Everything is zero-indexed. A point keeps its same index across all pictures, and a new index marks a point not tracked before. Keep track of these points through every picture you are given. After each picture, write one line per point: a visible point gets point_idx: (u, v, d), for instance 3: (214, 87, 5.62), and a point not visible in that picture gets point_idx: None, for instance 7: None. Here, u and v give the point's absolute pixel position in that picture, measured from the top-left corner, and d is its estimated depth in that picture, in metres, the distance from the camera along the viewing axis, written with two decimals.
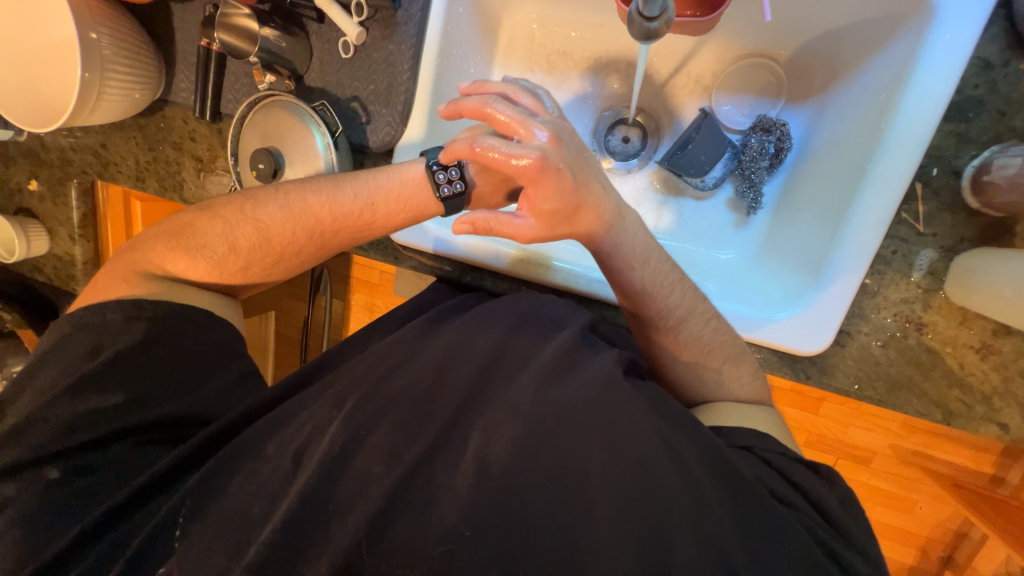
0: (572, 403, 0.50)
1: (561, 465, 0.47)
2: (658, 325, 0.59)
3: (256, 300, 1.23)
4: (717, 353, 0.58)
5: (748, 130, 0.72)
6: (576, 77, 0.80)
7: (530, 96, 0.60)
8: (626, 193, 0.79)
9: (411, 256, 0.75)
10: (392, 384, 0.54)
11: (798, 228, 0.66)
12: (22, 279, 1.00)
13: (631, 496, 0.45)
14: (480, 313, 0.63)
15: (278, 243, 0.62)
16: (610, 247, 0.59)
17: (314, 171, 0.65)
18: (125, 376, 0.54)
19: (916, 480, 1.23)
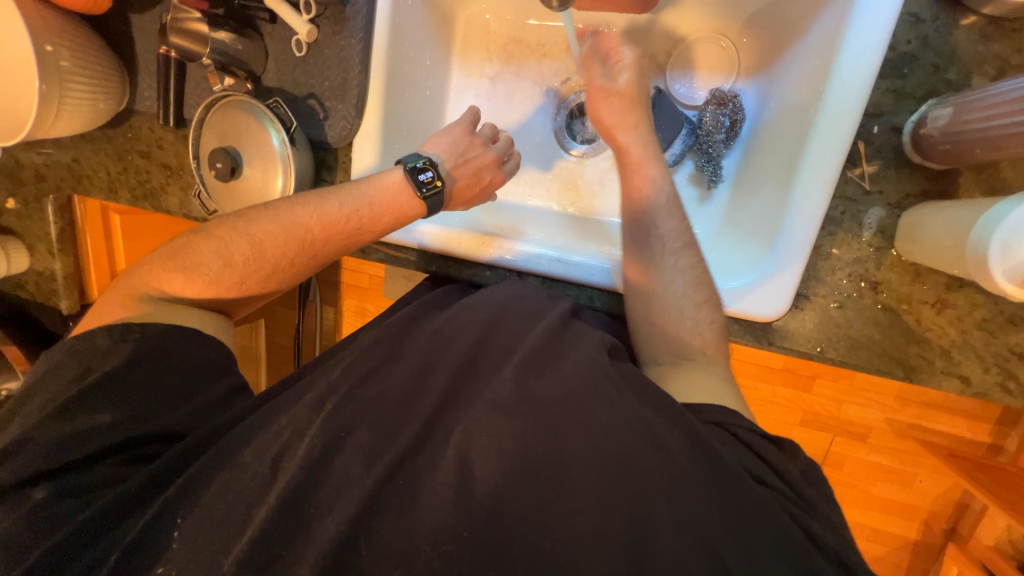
0: (553, 394, 0.49)
1: (547, 460, 0.45)
2: (653, 243, 0.63)
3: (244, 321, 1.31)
4: (703, 290, 0.60)
5: (703, 104, 0.73)
6: (534, 66, 0.81)
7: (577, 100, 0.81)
8: (590, 177, 0.81)
9: (378, 249, 0.76)
10: (371, 387, 0.53)
11: (757, 198, 0.67)
12: (6, 298, 1.01)
13: (604, 484, 0.44)
14: (458, 313, 0.62)
15: (269, 252, 0.62)
16: (638, 157, 0.66)
17: (271, 166, 0.66)
18: (113, 393, 0.55)
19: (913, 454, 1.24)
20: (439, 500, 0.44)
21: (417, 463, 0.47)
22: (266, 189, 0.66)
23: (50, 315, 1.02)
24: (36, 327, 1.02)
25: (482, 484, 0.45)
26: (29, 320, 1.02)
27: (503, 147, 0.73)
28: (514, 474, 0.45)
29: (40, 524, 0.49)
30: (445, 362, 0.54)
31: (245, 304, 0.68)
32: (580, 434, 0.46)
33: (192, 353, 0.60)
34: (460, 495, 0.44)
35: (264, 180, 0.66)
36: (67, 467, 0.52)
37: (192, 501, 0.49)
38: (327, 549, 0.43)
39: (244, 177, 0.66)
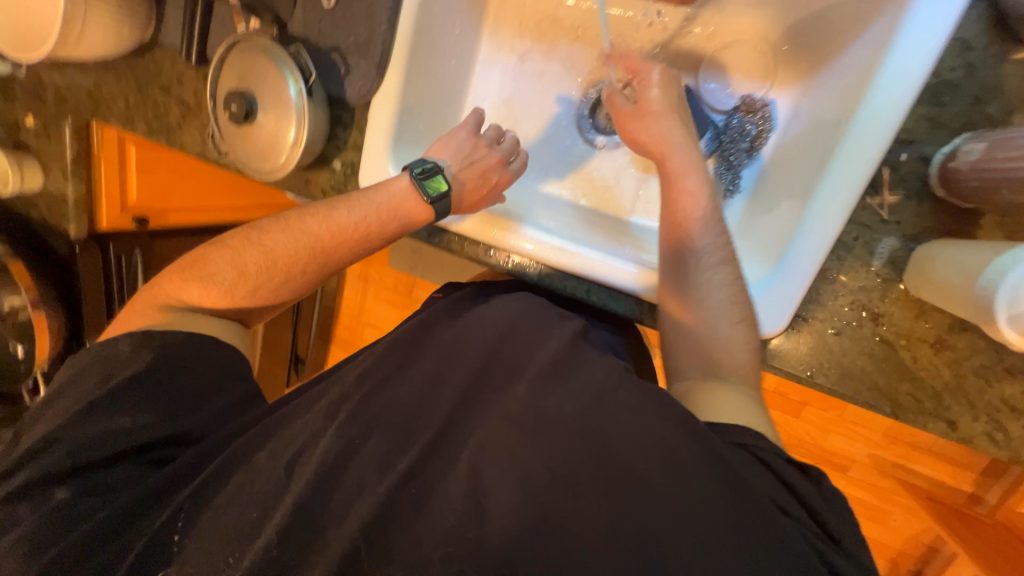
0: (573, 417, 0.45)
1: (560, 480, 0.41)
2: (690, 256, 0.58)
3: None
4: (739, 310, 0.56)
5: (732, 111, 0.71)
6: (563, 50, 0.79)
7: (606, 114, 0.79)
8: (604, 171, 0.80)
9: None
10: (385, 395, 0.52)
11: (772, 215, 0.65)
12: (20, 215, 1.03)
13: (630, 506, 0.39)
14: (472, 321, 0.60)
15: (282, 258, 0.62)
16: (676, 166, 0.61)
17: (285, 116, 0.65)
18: (134, 395, 0.56)
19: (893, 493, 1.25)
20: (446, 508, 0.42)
21: (429, 470, 0.45)
22: (278, 139, 0.66)
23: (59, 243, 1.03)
24: (45, 247, 1.04)
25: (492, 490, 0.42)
26: (40, 246, 1.04)
27: (509, 147, 0.71)
28: (521, 480, 0.42)
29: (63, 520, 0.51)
30: (458, 370, 0.53)
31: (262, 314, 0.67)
32: (594, 449, 0.42)
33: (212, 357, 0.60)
34: (459, 493, 0.42)
35: (276, 131, 0.66)
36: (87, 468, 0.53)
37: (206, 503, 0.51)
38: (339, 552, 0.41)
39: (257, 124, 0.65)
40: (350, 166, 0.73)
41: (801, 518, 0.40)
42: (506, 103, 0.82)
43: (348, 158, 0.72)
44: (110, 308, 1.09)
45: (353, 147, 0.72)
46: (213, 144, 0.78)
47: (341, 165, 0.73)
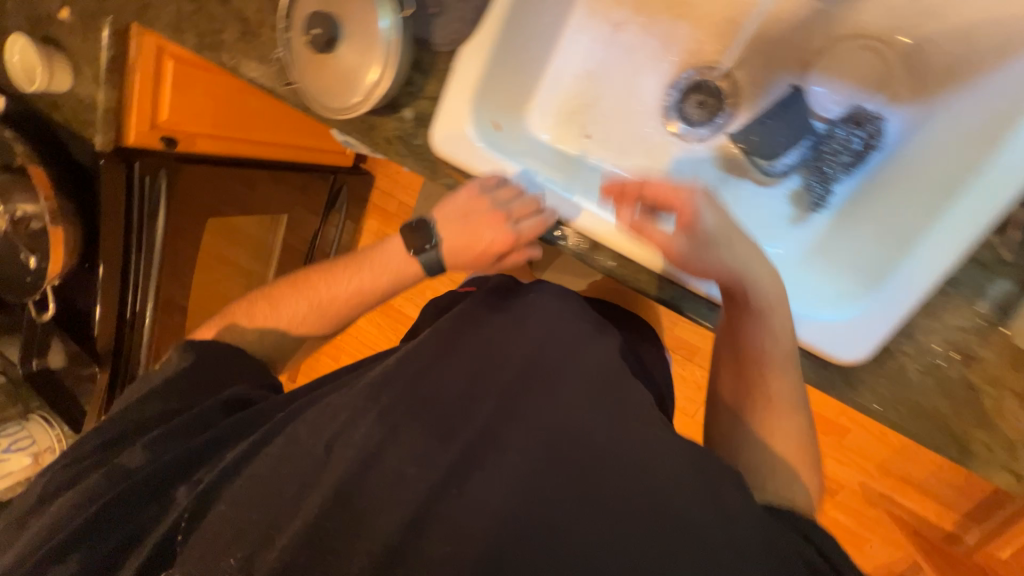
0: (584, 427, 0.51)
1: (567, 490, 0.48)
2: (758, 329, 0.57)
3: (224, 222, 1.26)
4: (788, 406, 0.57)
5: (838, 120, 0.66)
6: (661, 27, 0.73)
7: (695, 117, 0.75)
8: (683, 164, 0.76)
9: (449, 173, 0.69)
10: (424, 386, 0.55)
11: (863, 238, 0.63)
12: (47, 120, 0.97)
13: (632, 499, 0.47)
14: (519, 313, 0.64)
15: (298, 316, 0.73)
16: (742, 288, 0.57)
17: (371, 51, 0.59)
18: (190, 389, 0.66)
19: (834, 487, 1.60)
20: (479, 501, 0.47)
21: (464, 469, 0.50)
22: (357, 76, 0.60)
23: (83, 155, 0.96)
24: (66, 155, 0.96)
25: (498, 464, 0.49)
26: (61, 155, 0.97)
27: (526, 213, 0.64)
28: (522, 481, 0.48)
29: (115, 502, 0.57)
30: (498, 369, 0.57)
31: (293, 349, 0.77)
32: (591, 468, 0.49)
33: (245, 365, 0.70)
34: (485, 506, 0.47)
35: (353, 66, 0.60)
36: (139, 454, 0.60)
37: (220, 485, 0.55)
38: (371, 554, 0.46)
39: (338, 54, 0.60)
40: (423, 117, 0.68)
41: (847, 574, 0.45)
42: (590, 76, 0.77)
43: (422, 109, 0.67)
44: (126, 233, 1.03)
45: (430, 98, 0.67)
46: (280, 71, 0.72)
47: (414, 115, 0.68)
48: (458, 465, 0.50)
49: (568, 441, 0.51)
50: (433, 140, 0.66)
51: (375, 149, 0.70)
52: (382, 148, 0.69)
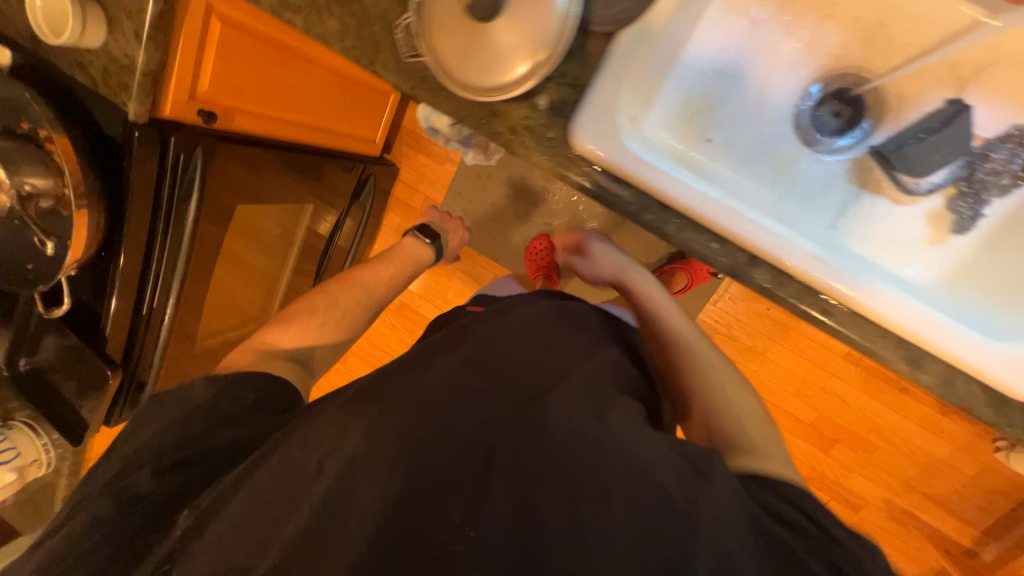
0: (558, 441, 0.61)
1: (535, 501, 0.58)
2: (660, 321, 0.89)
3: (243, 217, 1.10)
4: (693, 355, 0.80)
5: (998, 140, 0.64)
6: (808, 26, 0.68)
7: (818, 118, 0.71)
8: (815, 174, 0.72)
9: (585, 171, 0.60)
10: (423, 382, 0.69)
11: (1009, 268, 0.65)
12: (65, 81, 0.82)
13: (553, 496, 0.58)
14: (502, 323, 0.82)
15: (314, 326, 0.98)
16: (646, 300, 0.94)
17: (536, 30, 0.51)
18: (161, 429, 0.66)
19: (871, 514, 1.63)
20: (437, 500, 0.59)
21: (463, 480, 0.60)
22: (511, 58, 0.52)
23: (110, 124, 0.82)
24: (93, 126, 0.83)
25: (453, 463, 0.61)
26: (83, 123, 0.83)
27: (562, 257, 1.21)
28: (515, 489, 0.59)
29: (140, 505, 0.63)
30: (480, 386, 0.69)
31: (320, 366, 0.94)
32: (551, 476, 0.59)
33: (247, 389, 0.72)
34: (489, 498, 0.58)
35: (512, 45, 0.52)
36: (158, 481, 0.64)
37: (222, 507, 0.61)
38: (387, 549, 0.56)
39: (495, 29, 0.51)
40: (561, 105, 0.60)
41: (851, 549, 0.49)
42: (721, 75, 0.71)
43: (561, 96, 0.59)
44: (151, 223, 0.90)
45: (571, 85, 0.59)
46: (404, 41, 0.63)
47: (549, 103, 0.60)
48: (427, 475, 0.60)
49: (534, 449, 0.61)
50: (572, 130, 0.58)
51: (495, 140, 0.62)
52: (507, 138, 0.61)
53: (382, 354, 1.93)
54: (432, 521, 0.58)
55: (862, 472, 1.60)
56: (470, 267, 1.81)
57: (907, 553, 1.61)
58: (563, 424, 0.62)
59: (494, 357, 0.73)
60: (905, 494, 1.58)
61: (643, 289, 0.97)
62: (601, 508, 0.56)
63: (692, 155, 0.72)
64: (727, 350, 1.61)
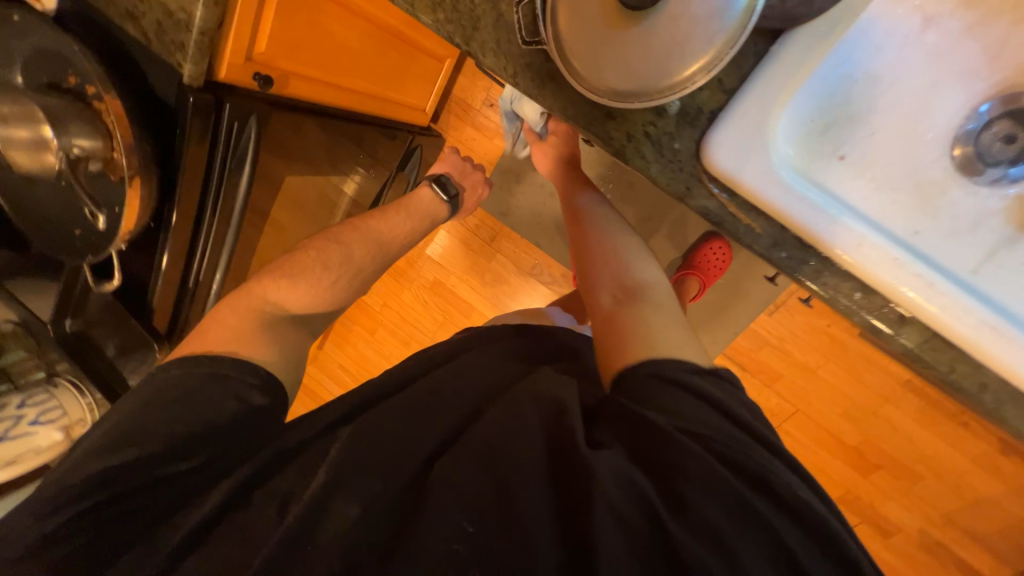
0: (493, 445, 0.51)
1: (494, 502, 0.47)
2: (589, 234, 0.81)
3: (290, 188, 1.02)
4: (617, 263, 0.74)
5: None
6: (995, 30, 0.56)
7: (990, 137, 0.61)
8: (964, 210, 0.61)
9: (712, 193, 0.52)
10: (382, 406, 0.64)
11: None
12: (116, 31, 0.75)
13: (478, 482, 0.48)
14: (477, 348, 0.75)
15: (324, 285, 0.84)
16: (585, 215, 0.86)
17: (703, 38, 0.42)
18: (130, 430, 0.58)
19: (910, 554, 1.54)
20: (373, 494, 0.53)
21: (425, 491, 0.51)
22: (666, 68, 0.43)
23: (163, 85, 0.75)
24: (145, 84, 0.76)
25: (386, 466, 0.55)
26: (136, 80, 0.76)
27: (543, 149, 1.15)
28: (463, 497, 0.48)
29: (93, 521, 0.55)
30: (434, 401, 0.62)
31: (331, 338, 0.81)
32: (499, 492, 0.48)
33: (227, 391, 0.63)
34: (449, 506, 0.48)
35: (664, 44, 0.42)
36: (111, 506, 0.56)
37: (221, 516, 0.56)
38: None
39: (653, 33, 0.42)
40: (694, 111, 0.51)
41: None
42: (872, 79, 0.59)
43: (697, 100, 0.51)
44: (201, 198, 0.84)
45: (711, 89, 0.50)
46: (523, 23, 0.48)
47: (679, 107, 0.51)
48: (363, 467, 0.55)
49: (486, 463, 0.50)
50: (706, 147, 0.50)
51: (606, 146, 0.54)
52: (622, 145, 0.53)
53: (410, 330, 1.89)
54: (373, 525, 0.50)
55: (907, 508, 1.51)
56: (508, 250, 1.73)
57: None
58: (495, 414, 0.55)
59: (453, 370, 0.67)
60: (951, 536, 1.49)
61: (588, 204, 0.88)
62: (520, 493, 0.47)
63: (822, 173, 0.61)
64: (774, 363, 1.52)
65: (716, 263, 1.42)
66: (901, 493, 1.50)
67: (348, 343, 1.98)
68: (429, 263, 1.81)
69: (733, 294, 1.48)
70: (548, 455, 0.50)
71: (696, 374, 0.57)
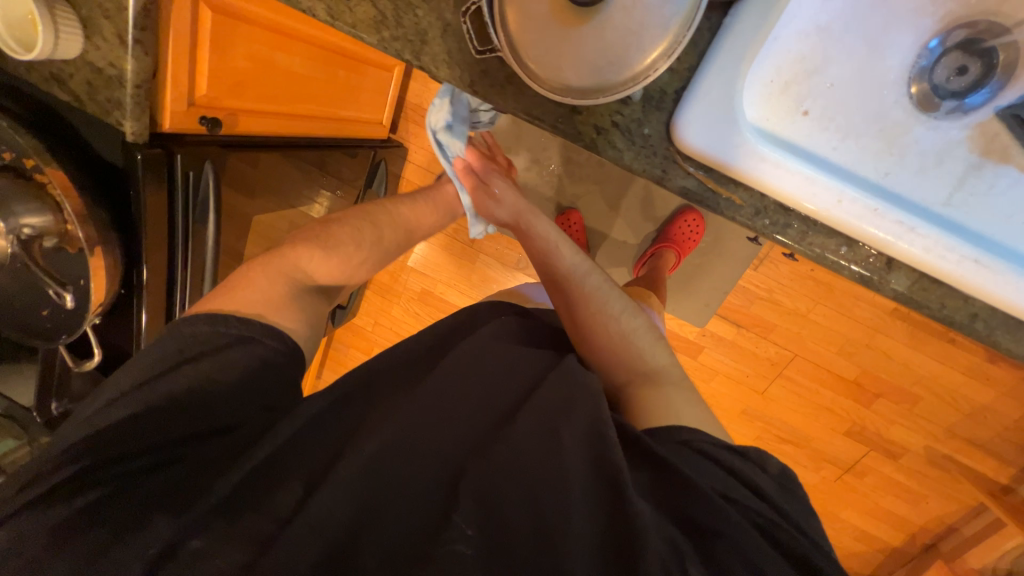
0: (522, 459, 0.54)
1: (525, 508, 0.51)
2: (585, 305, 0.74)
3: (264, 225, 1.01)
4: (625, 344, 0.71)
5: None
6: None
7: (941, 72, 0.61)
8: (928, 145, 0.62)
9: (688, 172, 0.52)
10: (404, 407, 0.64)
11: None
12: (45, 100, 0.71)
13: (514, 495, 0.52)
14: (478, 339, 0.73)
15: (353, 259, 0.88)
16: (565, 275, 0.77)
17: (655, 24, 0.42)
18: (162, 393, 0.59)
19: (918, 470, 1.62)
20: (398, 490, 0.55)
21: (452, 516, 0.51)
22: (625, 59, 0.43)
23: (105, 146, 0.71)
24: (86, 148, 0.72)
25: (413, 477, 0.56)
26: (76, 147, 0.72)
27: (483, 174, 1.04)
28: (493, 512, 0.51)
29: (105, 467, 0.55)
30: (461, 404, 0.64)
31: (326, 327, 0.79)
32: (530, 498, 0.51)
33: (249, 352, 0.63)
34: (475, 529, 0.49)
35: (620, 36, 0.43)
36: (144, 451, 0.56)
37: None
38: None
39: (607, 25, 0.43)
40: (657, 94, 0.51)
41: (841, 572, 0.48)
42: (821, 34, 0.60)
43: (659, 83, 0.51)
44: (168, 254, 0.81)
45: (673, 70, 0.50)
46: (473, 32, 0.51)
47: (643, 92, 0.51)
48: (386, 488, 0.55)
49: (526, 474, 0.53)
50: (675, 128, 0.50)
51: (577, 141, 0.53)
52: (592, 138, 0.52)
53: None
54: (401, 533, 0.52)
55: (910, 428, 1.58)
56: (491, 248, 1.71)
57: (948, 497, 1.61)
58: (533, 418, 0.58)
59: (473, 359, 0.69)
60: (954, 447, 1.56)
61: (562, 255, 0.78)
62: (561, 508, 0.49)
63: (784, 131, 0.61)
64: (765, 314, 1.56)
65: (690, 232, 1.46)
66: (903, 416, 1.57)
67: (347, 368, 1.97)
68: (413, 275, 1.79)
69: (717, 255, 1.51)
70: (590, 463, 0.53)
71: (723, 447, 0.56)
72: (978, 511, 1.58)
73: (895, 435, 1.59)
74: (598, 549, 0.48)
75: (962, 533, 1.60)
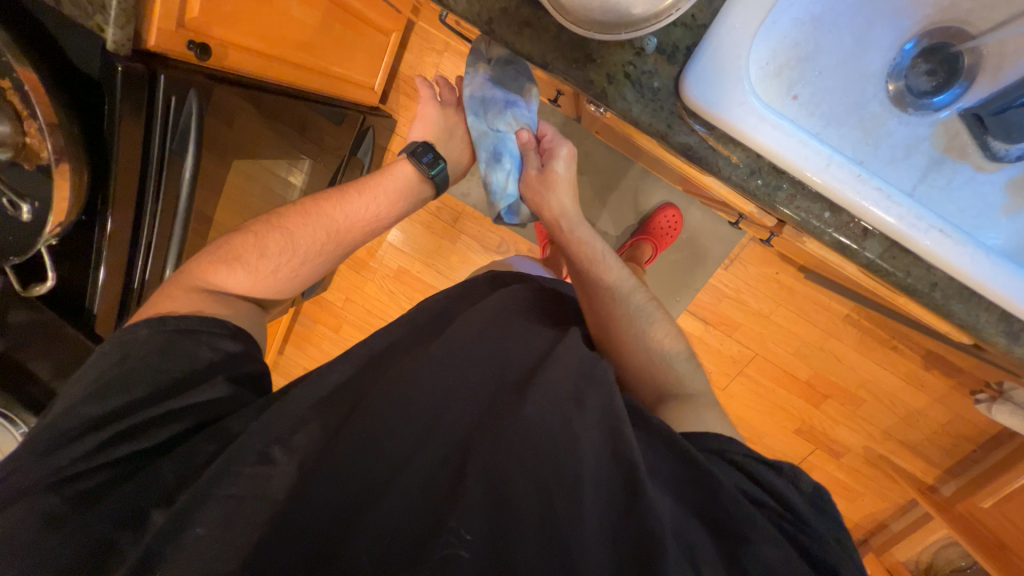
0: (540, 441, 0.54)
1: (541, 501, 0.51)
2: (620, 331, 0.73)
3: (243, 171, 0.97)
4: (666, 369, 0.71)
5: None
6: None
7: (919, 71, 0.66)
8: (902, 137, 0.67)
9: (692, 131, 0.55)
10: (400, 365, 0.65)
11: None
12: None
13: (524, 483, 0.52)
14: (494, 313, 0.72)
15: (265, 274, 0.74)
16: (603, 288, 0.75)
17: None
18: (129, 380, 0.58)
19: (858, 470, 1.73)
20: (401, 468, 0.55)
21: (466, 496, 0.51)
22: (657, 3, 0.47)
23: (84, 55, 0.66)
24: (56, 51, 0.66)
25: (419, 446, 0.56)
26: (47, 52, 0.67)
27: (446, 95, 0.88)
28: (500, 495, 0.51)
29: (91, 461, 0.55)
30: (463, 363, 0.64)
31: (279, 294, 0.79)
32: (544, 491, 0.51)
33: (198, 344, 0.63)
34: (481, 504, 0.51)
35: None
36: (99, 447, 0.56)
37: (204, 501, 0.53)
38: (400, 550, 0.49)
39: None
40: (670, 49, 0.54)
41: (821, 518, 0.54)
42: (816, 22, 0.63)
43: (672, 38, 0.54)
44: (141, 181, 0.75)
45: (687, 26, 0.53)
46: None
47: (656, 44, 0.53)
48: (381, 453, 0.56)
49: (552, 469, 0.52)
50: (684, 83, 0.52)
51: (592, 90, 0.54)
52: (603, 88, 0.54)
53: (378, 323, 1.83)
54: (402, 510, 0.53)
55: (854, 430, 1.69)
56: (473, 230, 1.70)
57: (884, 495, 1.73)
58: (548, 398, 0.58)
59: (480, 329, 0.68)
60: (891, 448, 1.68)
61: (602, 262, 0.77)
62: (572, 501, 0.50)
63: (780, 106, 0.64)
64: (732, 314, 1.63)
65: (668, 227, 1.51)
66: (848, 418, 1.68)
67: (313, 345, 1.90)
68: (392, 252, 1.75)
69: (691, 251, 1.56)
70: (606, 453, 0.54)
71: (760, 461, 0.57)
72: (908, 508, 1.70)
73: (838, 435, 1.70)
74: (611, 542, 0.49)
75: (892, 529, 1.73)
